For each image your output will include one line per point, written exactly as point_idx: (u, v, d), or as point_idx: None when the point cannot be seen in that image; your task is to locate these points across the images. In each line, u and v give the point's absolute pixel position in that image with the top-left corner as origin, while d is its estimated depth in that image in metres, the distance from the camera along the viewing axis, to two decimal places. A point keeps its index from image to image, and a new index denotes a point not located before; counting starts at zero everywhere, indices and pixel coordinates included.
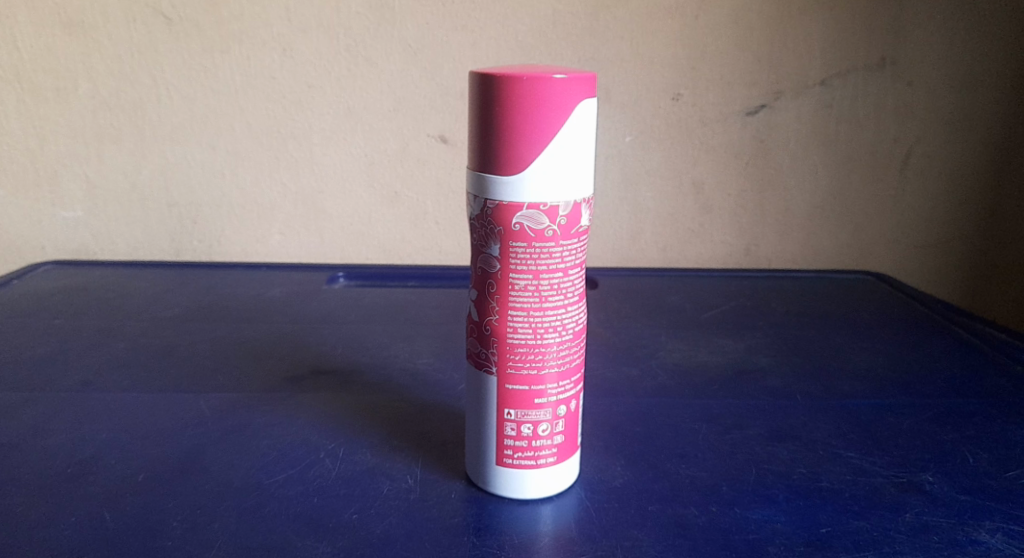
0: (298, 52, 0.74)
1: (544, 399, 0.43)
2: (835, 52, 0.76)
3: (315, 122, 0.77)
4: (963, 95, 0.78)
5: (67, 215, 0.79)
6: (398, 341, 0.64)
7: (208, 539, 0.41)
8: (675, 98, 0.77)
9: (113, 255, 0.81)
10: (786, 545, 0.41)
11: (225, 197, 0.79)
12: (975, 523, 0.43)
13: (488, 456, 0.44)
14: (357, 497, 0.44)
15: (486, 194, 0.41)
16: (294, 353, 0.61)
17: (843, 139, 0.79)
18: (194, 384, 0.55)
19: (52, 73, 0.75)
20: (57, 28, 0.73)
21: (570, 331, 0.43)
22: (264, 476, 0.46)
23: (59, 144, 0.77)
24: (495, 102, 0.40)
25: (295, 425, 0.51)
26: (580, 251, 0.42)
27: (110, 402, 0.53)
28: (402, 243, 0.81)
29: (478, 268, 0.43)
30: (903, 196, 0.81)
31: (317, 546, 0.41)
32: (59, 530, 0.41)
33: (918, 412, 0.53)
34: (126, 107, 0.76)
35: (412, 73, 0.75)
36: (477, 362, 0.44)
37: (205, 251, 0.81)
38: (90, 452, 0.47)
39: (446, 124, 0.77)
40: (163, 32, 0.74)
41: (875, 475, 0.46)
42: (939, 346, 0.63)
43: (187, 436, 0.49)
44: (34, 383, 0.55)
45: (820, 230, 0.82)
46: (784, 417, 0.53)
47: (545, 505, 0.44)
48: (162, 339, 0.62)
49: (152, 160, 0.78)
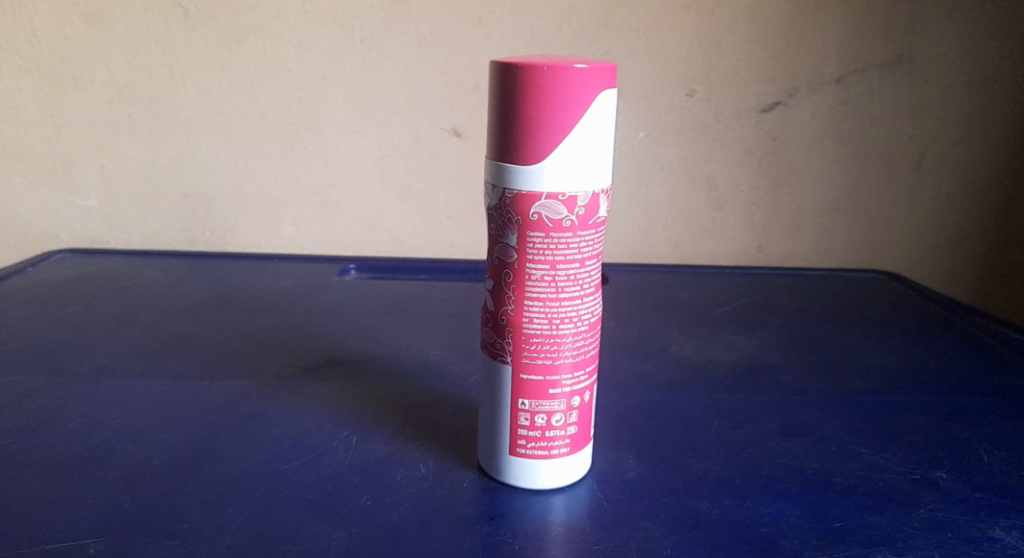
0: (313, 44, 0.75)
1: (558, 390, 0.43)
2: (851, 50, 0.75)
3: (329, 115, 0.77)
4: (979, 94, 0.77)
5: (81, 204, 0.79)
6: (409, 332, 0.64)
7: (223, 523, 0.41)
8: (689, 94, 0.76)
9: (127, 244, 0.81)
10: (800, 539, 0.41)
11: (239, 188, 0.79)
12: (991, 520, 0.43)
13: (501, 446, 0.44)
14: (370, 485, 0.45)
15: (504, 184, 0.41)
16: (306, 344, 0.61)
17: (857, 138, 0.79)
18: (207, 372, 0.56)
19: (68, 63, 0.75)
20: (74, 18, 0.74)
21: (585, 322, 0.43)
22: (278, 462, 0.46)
23: (75, 134, 0.77)
24: (515, 91, 0.40)
25: (307, 413, 0.51)
26: (597, 243, 0.42)
27: (125, 389, 0.53)
28: (414, 236, 0.81)
29: (495, 257, 0.43)
30: (917, 195, 0.81)
31: (331, 532, 0.41)
32: (76, 513, 0.42)
33: (931, 410, 0.53)
34: (141, 97, 0.76)
35: (426, 66, 0.75)
36: (492, 352, 0.44)
37: (218, 242, 0.81)
38: (105, 437, 0.48)
39: (459, 118, 0.77)
40: (180, 23, 0.74)
41: (888, 472, 0.46)
42: (951, 345, 0.63)
43: (201, 423, 0.50)
44: (49, 369, 0.55)
45: (832, 229, 0.82)
46: (797, 414, 0.53)
47: (557, 495, 0.44)
48: (176, 327, 0.63)
49: (166, 151, 0.78)
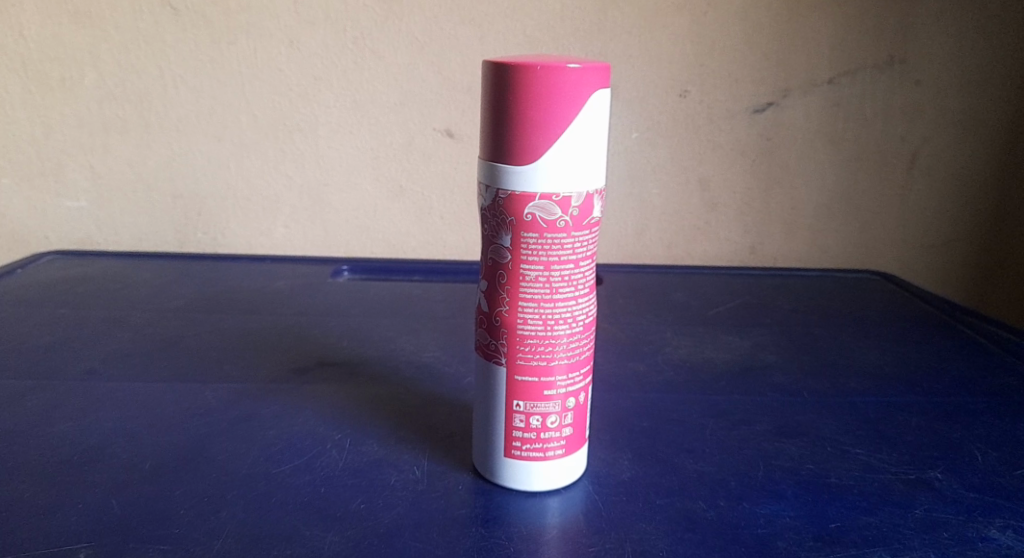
0: (305, 45, 0.74)
1: (553, 391, 0.43)
2: (844, 50, 0.76)
3: (322, 115, 0.77)
4: (972, 94, 0.78)
5: (72, 205, 0.79)
6: (403, 334, 0.64)
7: (215, 527, 0.41)
8: (682, 94, 0.76)
9: (117, 246, 0.81)
10: (795, 540, 0.41)
11: (230, 189, 0.79)
12: (985, 520, 0.42)
13: (496, 448, 0.44)
14: (364, 488, 0.44)
15: (498, 184, 0.41)
16: (300, 346, 0.61)
17: (851, 139, 0.79)
18: (200, 375, 0.55)
19: (58, 63, 0.74)
20: (63, 18, 0.73)
21: (580, 323, 0.43)
22: (271, 465, 0.46)
23: (64, 134, 0.77)
24: (508, 91, 0.40)
25: (300, 416, 0.51)
26: (591, 244, 0.42)
27: (116, 392, 0.53)
28: (407, 236, 0.81)
29: (489, 258, 0.43)
30: (910, 195, 0.81)
31: (325, 535, 0.41)
32: (66, 517, 0.41)
33: (926, 410, 0.53)
34: (132, 98, 0.76)
35: (419, 66, 0.75)
36: (486, 353, 0.44)
37: (211, 243, 0.81)
38: (96, 440, 0.47)
39: (452, 118, 0.77)
40: (170, 23, 0.73)
41: (883, 472, 0.46)
42: (945, 345, 0.63)
43: (194, 426, 0.49)
44: (39, 372, 0.55)
45: (826, 229, 0.82)
46: (792, 414, 0.53)
47: (552, 497, 0.44)
48: (167, 329, 0.62)
49: (157, 151, 0.77)
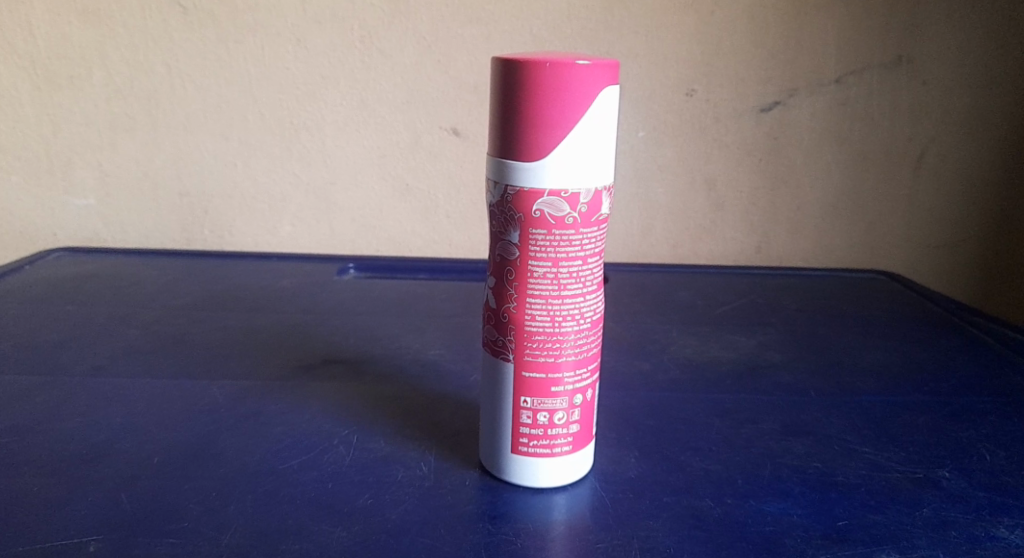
0: (312, 43, 0.74)
1: (560, 387, 0.43)
2: (851, 50, 0.75)
3: (328, 114, 0.77)
4: (979, 95, 0.78)
5: (79, 203, 0.79)
6: (409, 332, 0.64)
7: (223, 522, 0.41)
8: (688, 94, 0.76)
9: (124, 243, 0.81)
10: (803, 538, 0.41)
11: (237, 187, 0.79)
12: (994, 519, 0.42)
13: (504, 444, 0.44)
14: (371, 484, 0.44)
15: (506, 180, 0.41)
16: (305, 343, 0.61)
17: (857, 138, 0.79)
18: (205, 371, 0.55)
19: (66, 62, 0.75)
20: (72, 16, 0.73)
21: (588, 320, 0.43)
22: (278, 461, 0.46)
23: (72, 132, 0.77)
24: (517, 88, 0.40)
25: (306, 412, 0.51)
26: (599, 240, 0.42)
27: (123, 389, 0.53)
28: (413, 235, 0.81)
29: (497, 255, 0.43)
30: (916, 195, 0.81)
31: (332, 530, 0.41)
32: (75, 511, 0.41)
33: (932, 409, 0.53)
34: (139, 96, 0.76)
35: (425, 65, 0.75)
36: (494, 349, 0.44)
37: (216, 241, 0.81)
38: (103, 436, 0.47)
39: (458, 117, 0.77)
40: (178, 22, 0.74)
41: (890, 471, 0.46)
42: (951, 344, 0.63)
43: (201, 421, 0.49)
44: (47, 368, 0.55)
45: (832, 229, 0.82)
46: (798, 413, 0.53)
47: (559, 494, 0.44)
48: (173, 327, 0.62)
49: (164, 149, 0.78)
